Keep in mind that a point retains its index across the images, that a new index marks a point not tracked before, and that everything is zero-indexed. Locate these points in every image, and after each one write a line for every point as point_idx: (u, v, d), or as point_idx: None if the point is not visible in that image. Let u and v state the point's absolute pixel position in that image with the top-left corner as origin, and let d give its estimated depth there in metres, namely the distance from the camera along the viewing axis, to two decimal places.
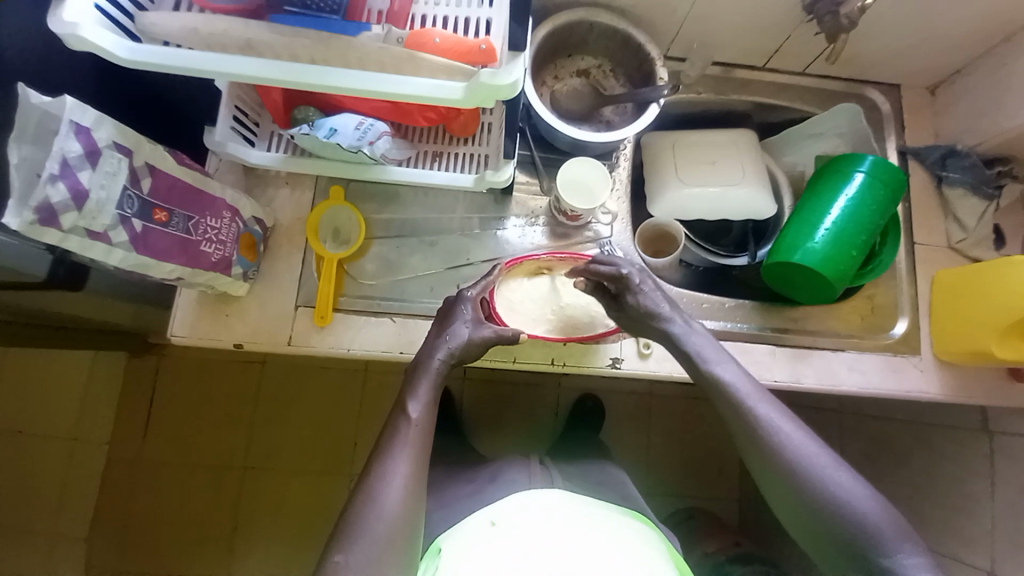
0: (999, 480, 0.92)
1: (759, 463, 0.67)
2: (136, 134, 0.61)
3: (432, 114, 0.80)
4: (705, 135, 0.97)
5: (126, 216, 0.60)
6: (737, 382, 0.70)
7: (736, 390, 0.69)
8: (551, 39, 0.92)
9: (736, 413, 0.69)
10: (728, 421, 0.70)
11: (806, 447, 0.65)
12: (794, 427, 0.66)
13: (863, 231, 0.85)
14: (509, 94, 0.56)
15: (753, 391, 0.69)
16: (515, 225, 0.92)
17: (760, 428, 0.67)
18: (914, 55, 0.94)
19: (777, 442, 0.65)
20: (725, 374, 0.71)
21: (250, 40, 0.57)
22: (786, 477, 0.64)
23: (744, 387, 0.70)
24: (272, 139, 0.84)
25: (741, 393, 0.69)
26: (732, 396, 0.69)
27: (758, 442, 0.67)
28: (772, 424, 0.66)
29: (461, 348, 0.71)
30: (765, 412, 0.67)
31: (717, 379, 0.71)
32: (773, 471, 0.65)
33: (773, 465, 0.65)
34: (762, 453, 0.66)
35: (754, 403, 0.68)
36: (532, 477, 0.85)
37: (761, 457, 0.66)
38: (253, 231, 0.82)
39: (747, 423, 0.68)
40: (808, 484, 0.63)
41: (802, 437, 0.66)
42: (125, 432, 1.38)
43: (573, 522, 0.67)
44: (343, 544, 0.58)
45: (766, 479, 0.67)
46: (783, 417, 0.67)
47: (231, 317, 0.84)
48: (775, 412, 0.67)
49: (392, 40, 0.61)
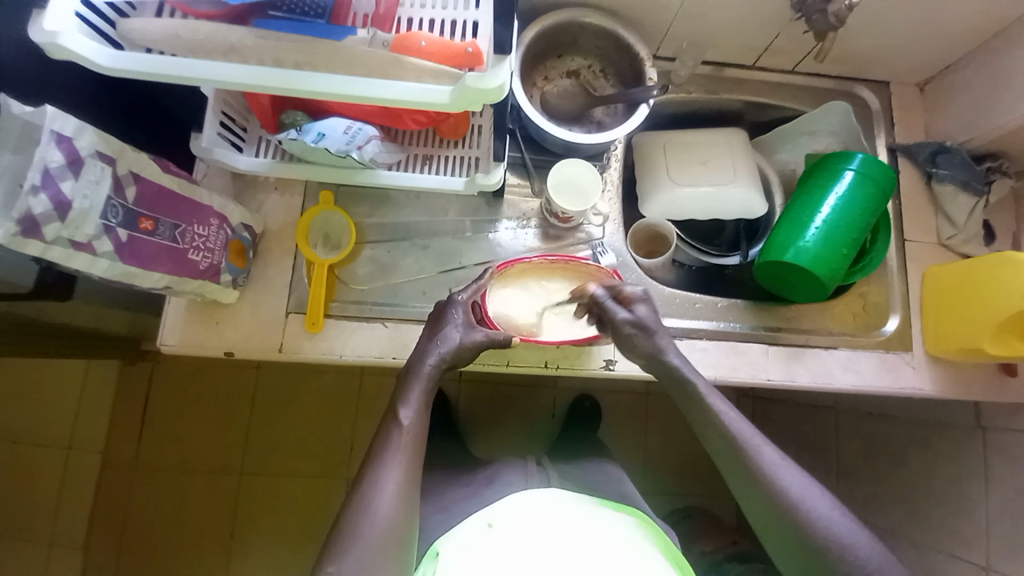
0: (993, 475, 0.92)
1: (754, 501, 0.67)
2: (119, 142, 0.60)
3: (421, 117, 0.80)
4: (697, 134, 0.97)
5: (111, 225, 0.59)
6: (733, 418, 0.70)
7: (733, 427, 0.69)
8: (541, 40, 0.91)
9: (734, 453, 0.69)
10: (723, 458, 0.70)
11: (801, 487, 0.65)
12: (789, 466, 0.67)
13: (854, 229, 0.85)
14: (496, 98, 0.55)
15: (750, 431, 0.69)
16: (508, 227, 0.92)
17: (757, 467, 0.67)
18: (904, 51, 0.95)
19: (774, 483, 0.66)
20: (723, 411, 0.71)
21: (233, 45, 0.56)
22: (782, 517, 0.64)
23: (741, 424, 0.70)
24: (260, 144, 0.83)
25: (737, 429, 0.69)
26: (730, 435, 0.69)
27: (754, 480, 0.67)
28: (770, 465, 0.67)
29: (453, 352, 0.70)
30: (762, 451, 0.68)
31: (716, 414, 0.71)
32: (770, 512, 0.65)
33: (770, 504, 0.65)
34: (757, 492, 0.66)
35: (751, 441, 0.68)
36: (528, 479, 0.85)
37: (757, 497, 0.66)
38: (243, 237, 0.81)
39: (744, 459, 0.68)
40: (804, 523, 0.63)
41: (797, 478, 0.66)
42: (120, 439, 1.37)
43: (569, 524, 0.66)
44: (336, 553, 0.57)
45: (758, 517, 0.67)
46: (779, 458, 0.68)
47: (221, 324, 0.83)
48: (772, 452, 0.68)
49: (378, 44, 0.61)
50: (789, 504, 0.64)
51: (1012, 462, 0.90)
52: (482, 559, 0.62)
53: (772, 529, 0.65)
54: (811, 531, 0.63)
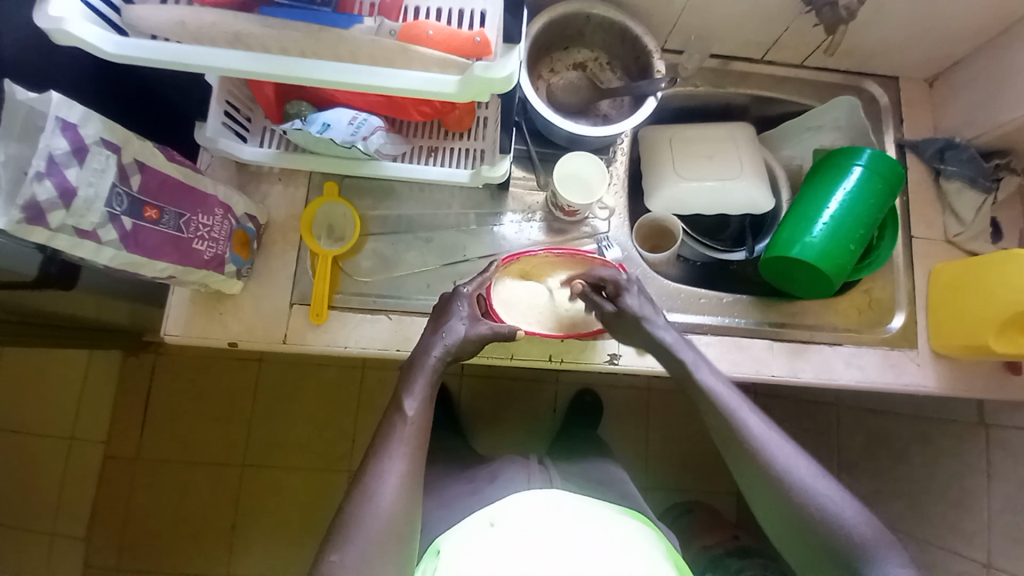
0: (995, 472, 0.92)
1: (745, 472, 0.67)
2: (124, 130, 0.60)
3: (426, 109, 0.79)
4: (703, 129, 0.96)
5: (116, 213, 0.59)
6: (721, 389, 0.70)
7: (721, 398, 0.69)
8: (547, 32, 0.90)
9: (721, 421, 0.69)
10: (713, 429, 0.70)
11: (789, 457, 0.65)
12: (778, 437, 0.66)
13: (861, 226, 0.85)
14: (504, 87, 0.55)
15: (738, 400, 0.69)
16: (512, 220, 0.92)
17: (746, 439, 0.66)
18: (914, 46, 0.93)
19: (762, 452, 0.65)
20: (710, 380, 0.71)
21: (238, 33, 0.56)
22: (771, 487, 0.64)
23: (730, 395, 0.70)
24: (264, 134, 0.83)
25: (725, 400, 0.69)
26: (717, 404, 0.69)
27: (742, 450, 0.67)
28: (757, 434, 0.66)
29: (457, 345, 0.70)
30: (749, 421, 0.67)
31: (703, 385, 0.71)
32: (761, 484, 0.65)
33: (760, 474, 0.65)
34: (746, 463, 0.66)
35: (741, 412, 0.68)
36: (530, 477, 0.85)
37: (747, 468, 0.66)
38: (247, 227, 0.81)
39: (734, 430, 0.67)
40: (794, 493, 0.63)
41: (786, 448, 0.66)
42: (122, 430, 1.38)
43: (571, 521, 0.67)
44: (338, 543, 0.58)
45: (751, 488, 0.67)
46: (766, 427, 0.67)
47: (225, 315, 0.83)
48: (759, 422, 0.67)
49: (385, 33, 0.59)
50: (778, 475, 0.64)
51: (1015, 459, 0.90)
52: (483, 558, 0.62)
53: (762, 499, 0.66)
54: (800, 501, 0.63)
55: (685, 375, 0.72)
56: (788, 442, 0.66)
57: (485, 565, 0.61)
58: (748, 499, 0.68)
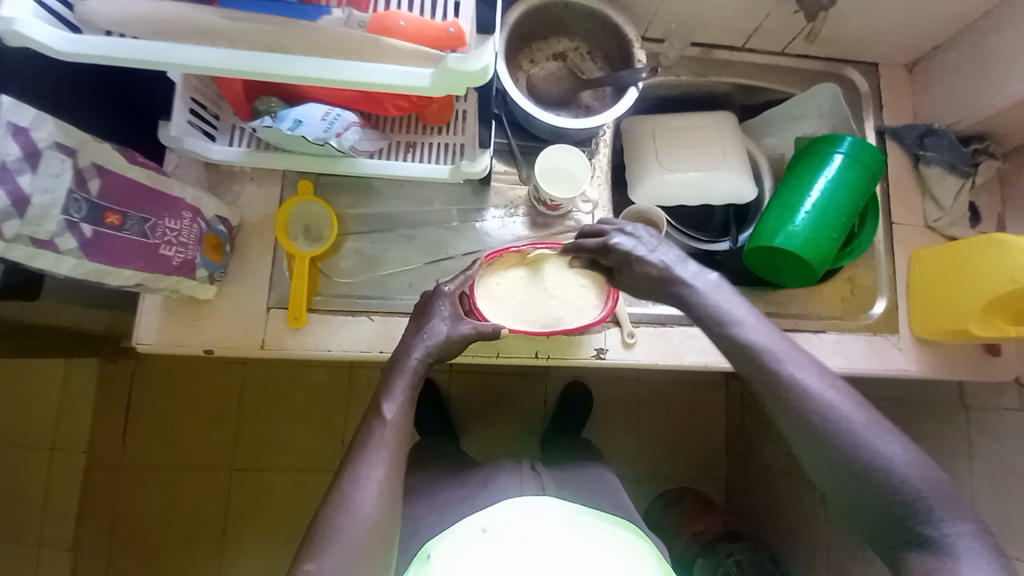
0: (976, 452, 0.94)
1: (792, 427, 0.61)
2: (80, 133, 0.56)
3: (403, 102, 0.77)
4: (686, 119, 0.95)
5: (74, 221, 0.56)
6: (759, 335, 0.64)
7: (761, 343, 0.63)
8: (526, 21, 0.88)
9: (765, 374, 0.62)
10: (753, 381, 0.64)
11: (839, 400, 0.60)
12: (826, 384, 0.61)
13: (843, 214, 0.85)
14: (479, 81, 0.53)
15: (784, 349, 0.63)
16: (495, 216, 0.90)
17: (792, 387, 0.61)
18: (894, 32, 0.93)
19: (813, 406, 0.60)
20: (747, 325, 0.64)
21: (199, 27, 0.52)
22: (822, 440, 0.59)
23: (771, 339, 0.63)
24: (234, 133, 0.79)
25: (765, 343, 0.63)
26: (760, 357, 0.63)
27: (786, 400, 0.61)
28: (807, 385, 0.61)
29: (440, 346, 0.69)
30: (794, 365, 0.62)
31: (739, 333, 0.64)
32: (812, 440, 0.60)
33: (808, 425, 0.60)
34: (793, 414, 0.61)
35: (787, 362, 0.62)
36: (524, 484, 0.84)
37: (792, 419, 0.61)
38: (218, 230, 0.77)
39: (774, 380, 0.62)
40: (846, 445, 0.58)
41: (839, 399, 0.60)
42: (104, 438, 1.34)
43: (563, 529, 0.66)
44: (314, 551, 0.56)
45: (799, 445, 0.61)
46: (818, 377, 0.61)
47: (200, 320, 0.80)
48: (807, 371, 0.61)
49: (354, 25, 0.58)
50: (828, 426, 0.59)
51: (996, 440, 0.92)
52: (470, 562, 0.62)
53: (810, 450, 0.60)
54: (853, 452, 0.58)
55: (721, 322, 0.65)
56: (842, 388, 0.60)
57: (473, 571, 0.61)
58: (794, 450, 0.63)
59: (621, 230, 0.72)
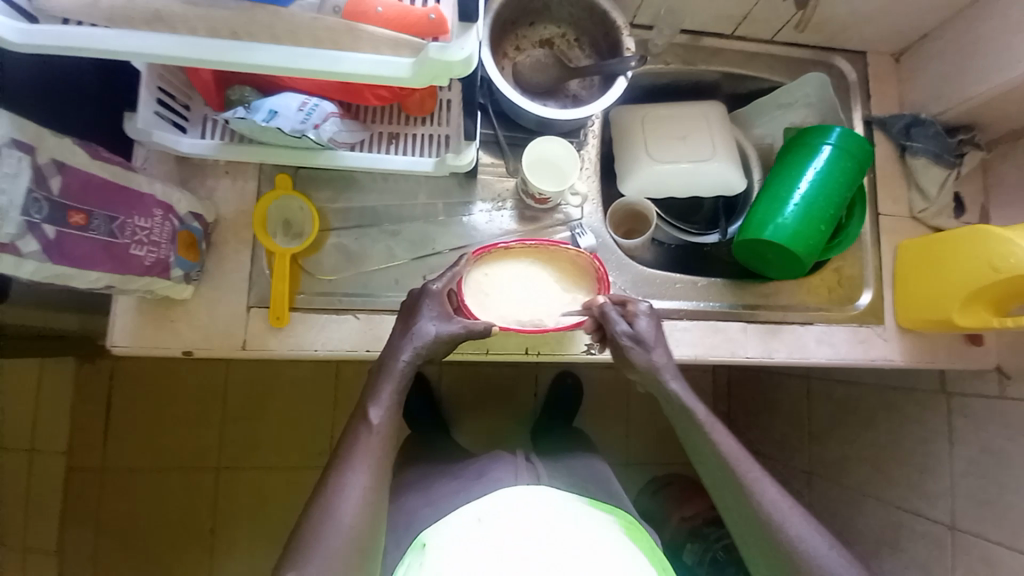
0: (956, 437, 0.97)
1: (754, 542, 0.67)
2: (36, 127, 0.53)
3: (383, 92, 0.74)
4: (675, 108, 0.94)
5: (35, 222, 0.53)
6: (733, 452, 0.70)
7: (731, 459, 0.69)
8: (510, 6, 0.85)
9: (730, 483, 0.68)
10: (719, 492, 0.70)
11: (795, 522, 0.66)
12: (785, 502, 0.67)
13: (831, 205, 0.85)
14: (462, 71, 0.51)
15: (750, 464, 0.69)
16: (482, 210, 0.88)
17: (755, 500, 0.67)
18: (883, 19, 0.92)
19: (774, 523, 0.65)
20: (722, 441, 0.70)
21: (157, 11, 0.49)
22: (780, 556, 0.65)
23: (740, 457, 0.69)
24: (206, 125, 0.76)
25: (735, 460, 0.69)
26: (726, 466, 0.69)
27: (747, 516, 0.67)
28: (770, 503, 0.67)
29: (428, 346, 0.67)
30: (758, 484, 0.68)
31: (715, 446, 0.70)
32: (771, 555, 0.65)
33: (766, 542, 0.65)
34: (751, 531, 0.67)
35: (751, 478, 0.68)
36: (519, 475, 0.84)
37: (751, 533, 0.67)
38: (192, 228, 0.74)
39: (743, 489, 0.68)
40: (798, 560, 0.64)
41: (796, 519, 0.66)
42: (83, 442, 1.30)
43: (557, 519, 0.65)
44: (297, 562, 0.55)
45: (761, 559, 0.67)
46: (781, 498, 0.67)
47: (176, 322, 0.77)
48: (772, 489, 0.68)
49: (328, 9, 0.52)
50: (786, 539, 0.65)
51: (976, 425, 0.94)
52: (465, 554, 0.61)
53: (763, 561, 0.66)
54: (802, 565, 0.64)
55: (701, 434, 0.71)
56: (798, 510, 0.67)
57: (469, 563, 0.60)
58: (750, 565, 0.69)
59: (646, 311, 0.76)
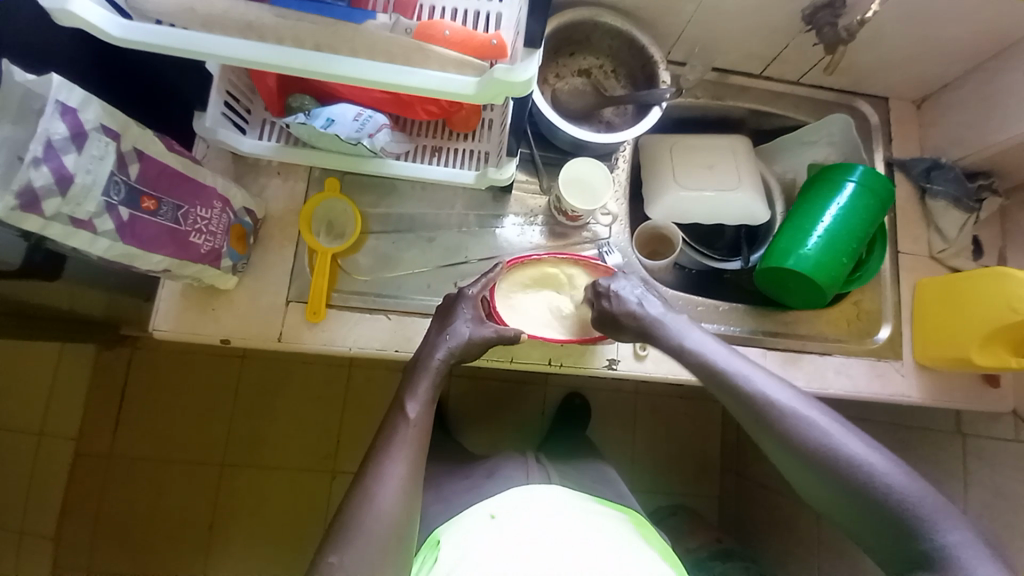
0: (972, 480, 0.96)
1: (777, 446, 0.66)
2: (124, 117, 0.57)
3: (433, 107, 0.79)
4: (704, 139, 0.98)
5: (113, 203, 0.57)
6: (718, 354, 0.73)
7: (730, 369, 0.71)
8: (555, 36, 0.91)
9: (730, 391, 0.70)
10: (734, 407, 0.70)
11: (816, 419, 0.65)
12: (799, 400, 0.67)
13: (853, 240, 0.88)
14: (522, 91, 0.55)
15: (741, 366, 0.71)
16: (514, 223, 0.91)
17: (770, 409, 0.67)
18: (906, 67, 0.97)
19: (786, 420, 0.66)
20: (717, 354, 0.73)
21: (250, 22, 0.53)
22: (802, 453, 0.64)
23: (740, 366, 0.71)
24: (263, 127, 0.81)
25: (735, 370, 0.71)
26: (720, 374, 0.71)
27: (768, 423, 0.67)
28: (771, 396, 0.68)
29: (461, 347, 0.71)
30: (767, 388, 0.68)
31: (710, 359, 0.72)
32: (793, 455, 0.65)
33: (793, 446, 0.65)
34: (777, 439, 0.66)
35: (748, 378, 0.70)
36: (530, 473, 0.86)
37: (779, 442, 0.66)
38: (244, 222, 0.79)
39: (744, 397, 0.69)
40: (832, 459, 0.62)
41: (806, 408, 0.66)
42: (95, 428, 1.32)
43: (569, 517, 0.67)
44: (338, 543, 0.56)
45: (786, 464, 0.66)
46: (784, 390, 0.68)
47: (218, 310, 0.81)
48: (768, 382, 0.69)
49: (400, 31, 0.58)
50: (813, 442, 0.64)
51: (991, 468, 0.94)
52: (481, 547, 0.62)
53: (800, 468, 0.65)
54: (837, 463, 0.62)
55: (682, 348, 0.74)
56: (803, 399, 0.67)
57: (488, 552, 0.61)
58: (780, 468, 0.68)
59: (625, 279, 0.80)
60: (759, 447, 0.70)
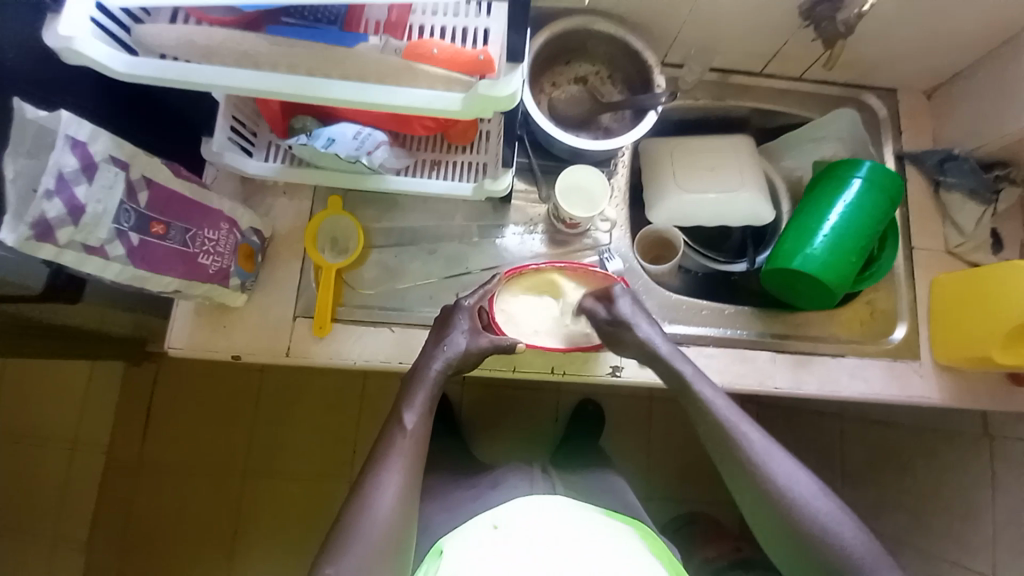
0: (1000, 485, 0.92)
1: (751, 498, 0.67)
2: (132, 147, 0.60)
3: (430, 122, 0.79)
4: (705, 142, 0.97)
5: (123, 229, 0.60)
6: (719, 403, 0.71)
7: (720, 413, 0.70)
8: (549, 47, 0.92)
9: (720, 436, 0.69)
10: (712, 441, 0.71)
11: (789, 474, 0.66)
12: (777, 453, 0.67)
13: (862, 238, 0.85)
14: (508, 105, 0.56)
15: (736, 414, 0.70)
16: (514, 232, 0.92)
17: (744, 457, 0.67)
18: (913, 58, 0.94)
19: (763, 471, 0.66)
20: (710, 396, 0.72)
21: (247, 52, 0.56)
22: (773, 508, 0.65)
23: (728, 410, 0.70)
24: (269, 149, 0.83)
25: (725, 416, 0.70)
26: (715, 420, 0.70)
27: (751, 475, 0.66)
28: (759, 450, 0.67)
29: (459, 358, 0.72)
30: (749, 436, 0.68)
31: (703, 400, 0.71)
32: (763, 505, 0.65)
33: (759, 489, 0.66)
34: (756, 493, 0.66)
35: (739, 426, 0.69)
36: (535, 484, 0.86)
37: (745, 483, 0.67)
38: (251, 241, 0.81)
39: (733, 444, 0.68)
40: (790, 508, 0.64)
41: (784, 462, 0.66)
42: (122, 440, 1.37)
43: (569, 525, 0.67)
44: (334, 555, 0.57)
45: (753, 513, 0.67)
46: (767, 442, 0.68)
47: (228, 327, 0.84)
48: (759, 436, 0.68)
49: (389, 50, 0.63)
50: (780, 492, 0.65)
51: (1019, 472, 0.89)
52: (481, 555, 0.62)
53: (762, 511, 0.66)
54: (795, 513, 0.64)
55: (686, 391, 0.73)
56: (786, 458, 0.67)
57: (486, 564, 0.61)
58: (747, 520, 0.69)
59: (626, 294, 0.79)
60: (732, 493, 0.70)
